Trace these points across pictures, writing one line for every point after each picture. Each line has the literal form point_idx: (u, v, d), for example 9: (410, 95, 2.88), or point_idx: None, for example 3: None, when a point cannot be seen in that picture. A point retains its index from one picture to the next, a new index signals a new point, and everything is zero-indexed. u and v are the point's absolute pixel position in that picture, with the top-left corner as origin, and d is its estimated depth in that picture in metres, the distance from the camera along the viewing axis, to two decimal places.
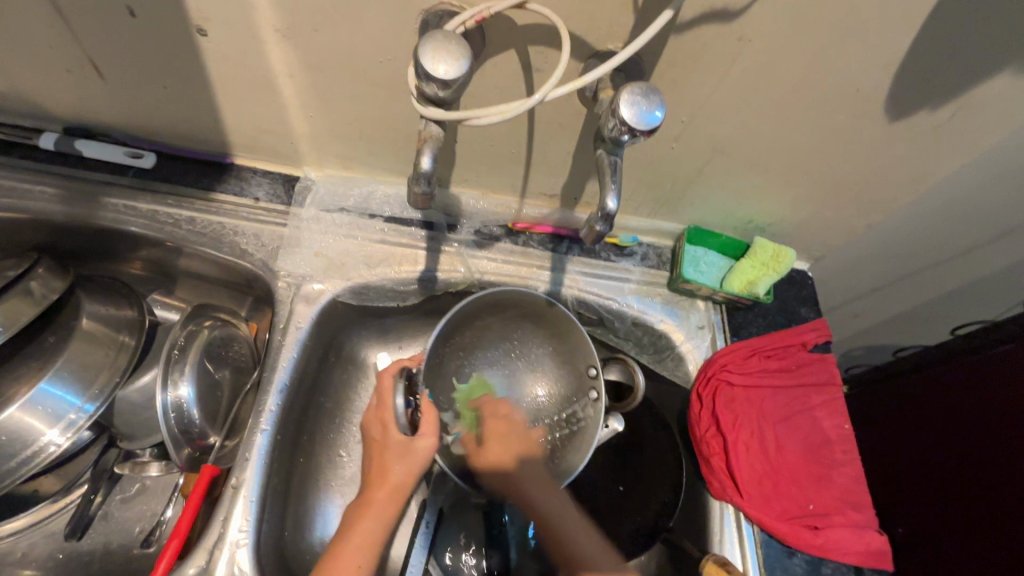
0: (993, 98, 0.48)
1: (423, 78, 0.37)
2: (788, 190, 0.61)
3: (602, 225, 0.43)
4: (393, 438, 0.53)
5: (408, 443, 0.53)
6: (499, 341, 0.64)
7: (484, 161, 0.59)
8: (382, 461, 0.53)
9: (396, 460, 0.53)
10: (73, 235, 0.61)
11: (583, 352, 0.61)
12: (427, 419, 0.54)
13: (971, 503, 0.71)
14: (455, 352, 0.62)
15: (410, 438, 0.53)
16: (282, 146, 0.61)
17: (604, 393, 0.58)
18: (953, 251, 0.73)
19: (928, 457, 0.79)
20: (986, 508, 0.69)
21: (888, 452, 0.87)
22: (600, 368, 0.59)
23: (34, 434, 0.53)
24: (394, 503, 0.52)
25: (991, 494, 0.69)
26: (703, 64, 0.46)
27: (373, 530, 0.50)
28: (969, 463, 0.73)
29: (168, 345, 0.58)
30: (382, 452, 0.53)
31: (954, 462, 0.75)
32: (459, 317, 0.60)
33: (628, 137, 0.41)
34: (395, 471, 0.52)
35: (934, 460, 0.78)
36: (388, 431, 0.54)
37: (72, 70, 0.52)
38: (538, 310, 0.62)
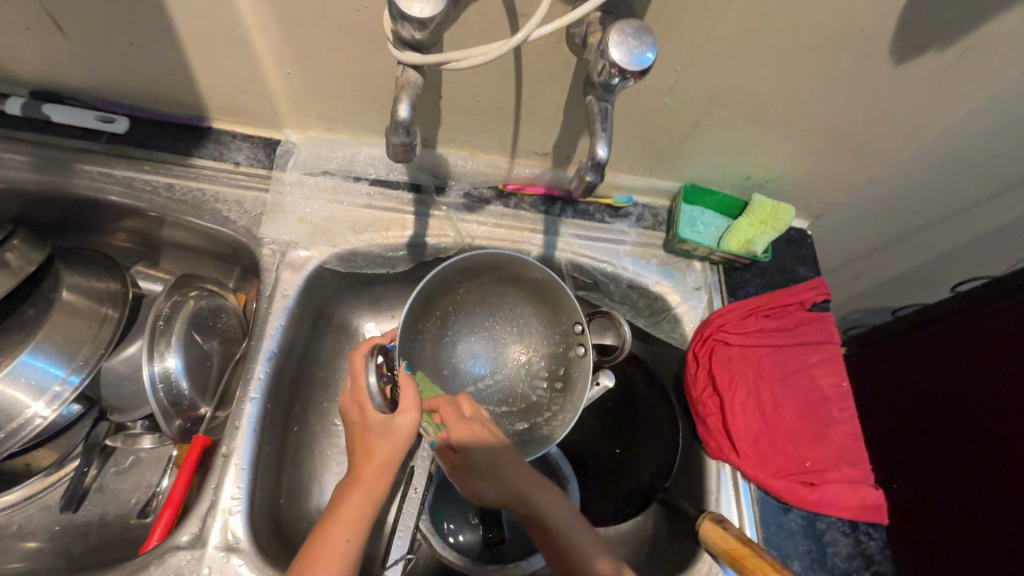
0: (1003, 36, 0.46)
1: (398, 19, 0.35)
2: (788, 143, 0.59)
3: (593, 174, 0.41)
4: (372, 419, 0.52)
5: (387, 423, 0.52)
6: (473, 311, 0.61)
7: (471, 118, 0.57)
8: (366, 440, 0.52)
9: (379, 440, 0.52)
10: (48, 205, 0.59)
11: (567, 309, 0.59)
12: (405, 396, 0.52)
13: (970, 457, 0.71)
14: (433, 327, 0.60)
15: (390, 417, 0.52)
16: (260, 107, 0.59)
17: (592, 348, 0.58)
18: (956, 205, 0.71)
19: (926, 415, 0.79)
20: (984, 461, 0.69)
21: (886, 411, 0.87)
22: (586, 324, 0.58)
23: (17, 408, 0.52)
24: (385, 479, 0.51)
25: (990, 447, 0.69)
26: (699, 3, 0.43)
27: (362, 504, 0.49)
28: (968, 418, 0.73)
29: (153, 316, 0.57)
30: (364, 433, 0.53)
31: (952, 418, 0.75)
32: (432, 286, 0.58)
33: (618, 81, 0.38)
34: (379, 449, 0.51)
35: (932, 417, 0.78)
36: (367, 412, 0.53)
37: (32, 27, 0.49)
38: (513, 273, 0.60)
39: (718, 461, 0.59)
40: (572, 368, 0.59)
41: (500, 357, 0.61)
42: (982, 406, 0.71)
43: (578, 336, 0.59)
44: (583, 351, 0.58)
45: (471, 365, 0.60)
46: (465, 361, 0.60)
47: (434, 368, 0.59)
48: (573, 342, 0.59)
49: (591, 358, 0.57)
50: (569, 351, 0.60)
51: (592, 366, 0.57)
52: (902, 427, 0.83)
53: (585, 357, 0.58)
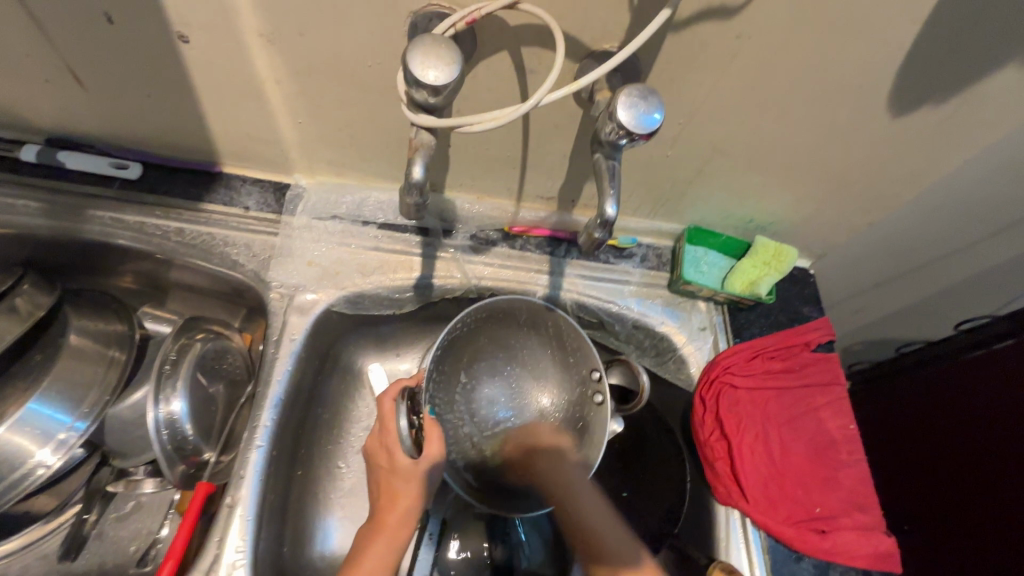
0: (996, 93, 0.47)
1: (412, 84, 0.36)
2: (789, 189, 0.60)
3: (601, 231, 0.42)
4: (400, 462, 0.52)
5: (416, 468, 0.51)
6: (495, 356, 0.63)
7: (478, 165, 0.58)
8: (390, 484, 0.52)
9: (405, 484, 0.51)
10: (58, 249, 0.60)
11: (586, 357, 0.60)
12: (432, 441, 0.52)
13: (984, 500, 0.71)
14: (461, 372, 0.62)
15: (416, 460, 0.52)
16: (271, 154, 0.60)
17: (610, 396, 0.57)
18: (956, 245, 0.72)
19: (935, 454, 0.79)
20: (997, 504, 0.69)
21: (897, 450, 0.86)
22: (604, 372, 0.58)
23: (23, 456, 0.52)
24: (406, 524, 0.50)
25: (1002, 491, 0.68)
26: (702, 62, 0.45)
27: (385, 556, 0.48)
28: (979, 459, 0.72)
29: (159, 360, 0.57)
30: (390, 476, 0.52)
31: (963, 459, 0.74)
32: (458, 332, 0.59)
33: (626, 141, 0.39)
34: (405, 494, 0.51)
35: (942, 457, 0.78)
36: (394, 456, 0.52)
37: (52, 80, 0.51)
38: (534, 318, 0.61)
39: (727, 507, 0.58)
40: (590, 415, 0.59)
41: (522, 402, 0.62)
42: (992, 447, 0.71)
43: (596, 384, 0.59)
44: (600, 399, 0.58)
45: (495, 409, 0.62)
46: (490, 405, 0.62)
47: (461, 412, 0.61)
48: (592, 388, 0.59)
49: (607, 407, 0.56)
50: (588, 398, 0.59)
51: (608, 416, 0.56)
52: (913, 467, 0.82)
53: (602, 406, 0.57)
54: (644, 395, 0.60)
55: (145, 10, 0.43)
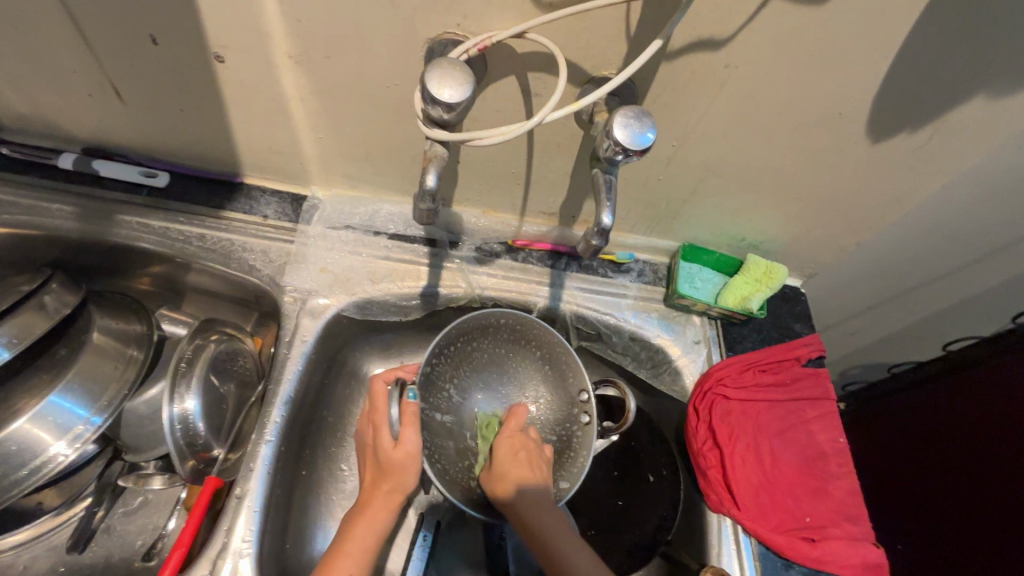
0: (966, 123, 0.51)
1: (429, 102, 0.40)
2: (779, 209, 0.63)
3: (598, 239, 0.45)
4: (382, 442, 0.54)
5: (394, 447, 0.54)
6: (488, 369, 0.65)
7: (485, 180, 0.62)
8: (376, 462, 0.54)
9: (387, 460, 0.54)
10: (86, 252, 0.63)
11: (573, 377, 0.63)
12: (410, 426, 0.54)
13: (986, 519, 0.71)
14: (446, 390, 0.62)
15: (394, 442, 0.54)
16: (292, 167, 0.64)
17: (595, 416, 0.61)
18: (943, 268, 0.75)
19: (936, 474, 0.80)
20: (997, 523, 0.69)
21: (896, 470, 0.88)
22: (591, 392, 0.62)
23: (41, 447, 0.54)
24: (388, 506, 0.53)
25: (1002, 510, 0.69)
26: (694, 89, 0.48)
27: (366, 536, 0.51)
28: (979, 478, 0.73)
29: (176, 359, 0.59)
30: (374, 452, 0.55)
31: (964, 479, 0.75)
32: (453, 341, 0.61)
33: (622, 157, 0.43)
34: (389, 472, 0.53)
35: (943, 476, 0.79)
36: (380, 433, 0.55)
37: (93, 94, 0.55)
38: (519, 334, 0.64)
39: (719, 514, 0.60)
40: (576, 433, 0.62)
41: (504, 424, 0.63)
42: (993, 466, 0.72)
43: (582, 404, 0.63)
44: (586, 419, 0.62)
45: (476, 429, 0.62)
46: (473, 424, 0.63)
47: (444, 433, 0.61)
48: (582, 411, 0.62)
49: (593, 426, 0.61)
50: (574, 418, 0.63)
51: (594, 436, 0.60)
52: (916, 487, 0.83)
53: (588, 426, 0.61)
54: (631, 417, 0.62)
55: (186, 31, 0.47)
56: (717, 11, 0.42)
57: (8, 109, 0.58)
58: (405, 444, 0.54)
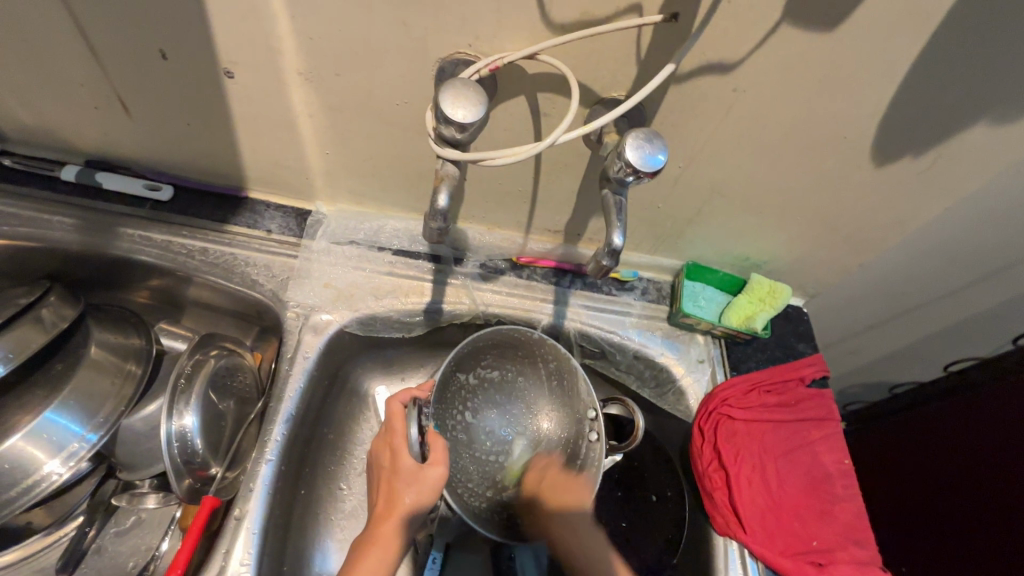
0: (970, 148, 0.51)
1: (442, 121, 0.40)
2: (783, 230, 0.64)
3: (608, 259, 0.45)
4: (403, 465, 0.53)
5: (417, 470, 0.53)
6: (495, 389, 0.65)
7: (491, 198, 0.62)
8: (391, 489, 0.52)
9: (406, 486, 0.52)
10: (86, 265, 0.62)
11: (581, 395, 0.63)
12: (436, 449, 0.54)
13: (995, 544, 0.71)
14: (458, 412, 0.63)
15: (419, 465, 0.53)
16: (297, 181, 0.63)
17: (604, 435, 0.61)
18: (943, 290, 0.76)
19: (944, 497, 0.80)
20: (1005, 547, 0.69)
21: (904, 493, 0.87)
22: (599, 410, 0.61)
23: (34, 465, 0.53)
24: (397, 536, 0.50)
25: (1010, 533, 0.69)
26: (703, 111, 0.49)
27: (376, 570, 0.48)
28: (987, 502, 0.73)
29: (175, 374, 0.59)
30: (391, 477, 0.53)
31: (972, 501, 0.75)
32: (460, 362, 0.62)
33: (632, 178, 0.43)
34: (406, 499, 0.51)
35: (952, 499, 0.78)
36: (399, 455, 0.53)
37: (100, 107, 0.55)
38: (528, 350, 0.64)
39: (726, 537, 0.59)
40: (584, 452, 0.62)
41: (513, 447, 0.64)
42: (1000, 490, 0.72)
43: (591, 422, 0.62)
44: (596, 438, 0.61)
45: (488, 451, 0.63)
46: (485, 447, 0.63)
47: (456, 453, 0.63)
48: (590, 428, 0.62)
49: (603, 445, 0.60)
50: (583, 436, 0.63)
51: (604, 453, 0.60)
52: (925, 510, 0.83)
53: (597, 444, 0.61)
54: (639, 436, 0.61)
55: (197, 47, 0.47)
56: (727, 36, 0.42)
57: (12, 120, 0.58)
58: (426, 473, 0.53)
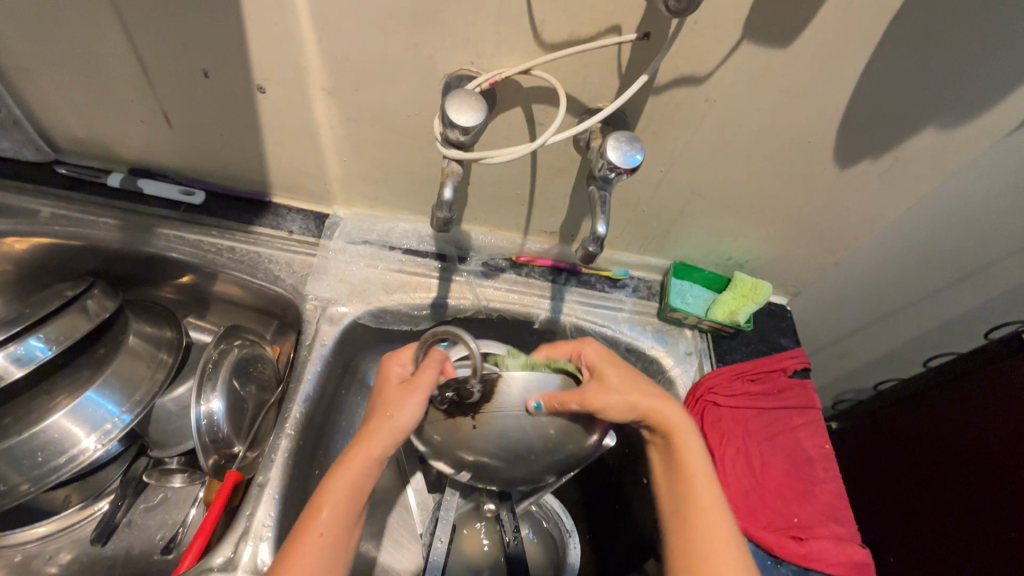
0: (922, 151, 0.57)
1: (447, 126, 0.46)
2: (761, 229, 0.69)
3: (593, 246, 0.51)
4: (391, 387, 0.53)
5: (401, 393, 0.52)
6: None
7: (492, 202, 0.68)
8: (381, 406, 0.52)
9: (386, 411, 0.52)
10: (125, 262, 0.69)
11: None
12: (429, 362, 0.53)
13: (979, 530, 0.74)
14: None
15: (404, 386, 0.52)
16: (316, 187, 0.70)
17: None
18: (919, 289, 0.80)
19: (933, 490, 0.82)
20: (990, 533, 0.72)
21: (898, 488, 0.90)
22: None
23: (72, 440, 0.58)
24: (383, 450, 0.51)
25: (995, 518, 0.72)
26: (679, 119, 0.55)
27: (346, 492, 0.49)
28: (973, 491, 0.76)
29: (203, 360, 0.64)
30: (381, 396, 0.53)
31: (959, 492, 0.78)
32: None
33: (613, 175, 0.49)
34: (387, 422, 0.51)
35: (940, 491, 0.81)
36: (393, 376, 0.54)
37: (146, 120, 0.62)
38: None
39: None
40: None
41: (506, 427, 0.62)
42: (983, 479, 0.75)
43: None
44: None
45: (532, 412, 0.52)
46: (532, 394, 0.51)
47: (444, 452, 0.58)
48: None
49: None
50: None
51: None
52: (915, 504, 0.85)
53: None
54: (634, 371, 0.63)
55: (235, 66, 0.54)
56: (696, 52, 0.49)
57: (67, 131, 0.65)
58: (407, 392, 0.51)
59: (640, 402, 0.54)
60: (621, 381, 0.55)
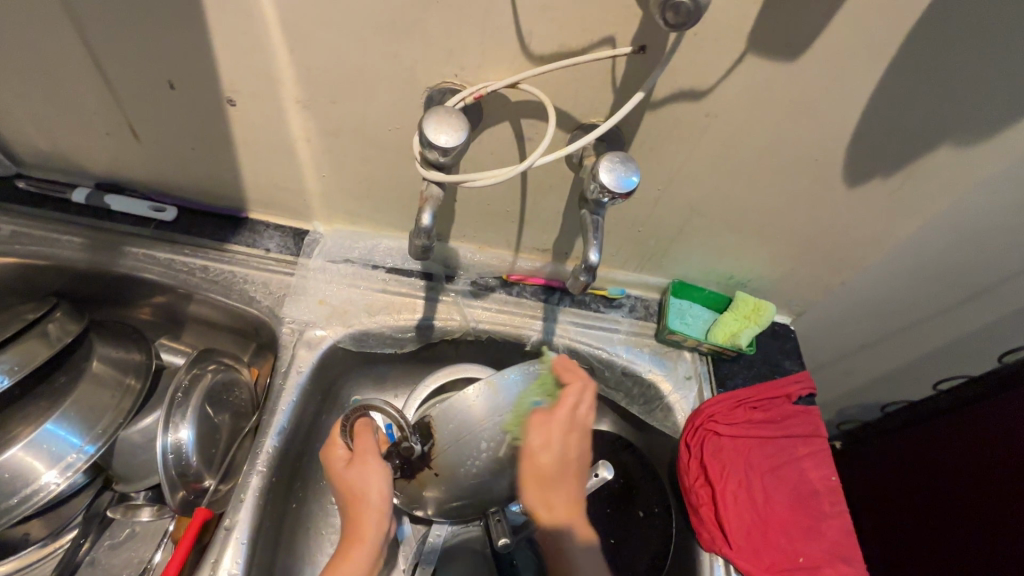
0: (936, 170, 0.53)
1: (426, 146, 0.43)
2: (764, 249, 0.65)
3: (585, 275, 0.48)
4: (338, 466, 0.51)
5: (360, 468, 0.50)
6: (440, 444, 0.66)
7: (481, 218, 0.64)
8: (347, 483, 0.50)
9: (357, 490, 0.50)
10: (92, 282, 0.65)
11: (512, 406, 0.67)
12: (362, 438, 0.52)
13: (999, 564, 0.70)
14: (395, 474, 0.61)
15: (350, 463, 0.51)
16: (295, 202, 0.66)
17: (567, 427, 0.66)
18: (929, 308, 0.76)
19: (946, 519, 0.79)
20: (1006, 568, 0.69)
21: (909, 513, 0.87)
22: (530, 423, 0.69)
23: (34, 474, 0.55)
24: (380, 517, 0.50)
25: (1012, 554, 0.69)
26: (678, 135, 0.51)
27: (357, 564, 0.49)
28: (993, 522, 0.72)
29: (172, 388, 0.60)
30: (342, 473, 0.51)
31: (976, 524, 0.74)
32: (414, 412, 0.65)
33: (607, 199, 0.45)
34: (366, 495, 0.50)
35: (955, 519, 0.78)
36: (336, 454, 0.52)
37: (111, 133, 0.58)
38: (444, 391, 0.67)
39: (711, 553, 0.60)
40: None
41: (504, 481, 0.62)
42: (1003, 509, 0.71)
43: None
44: None
45: (488, 432, 0.50)
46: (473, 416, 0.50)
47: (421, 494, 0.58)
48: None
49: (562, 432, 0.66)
50: None
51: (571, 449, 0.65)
52: (929, 532, 0.82)
53: None
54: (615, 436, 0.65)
55: (202, 78, 0.51)
56: (695, 66, 0.45)
57: (29, 145, 0.62)
58: (360, 464, 0.50)
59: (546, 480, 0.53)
60: (565, 440, 0.53)
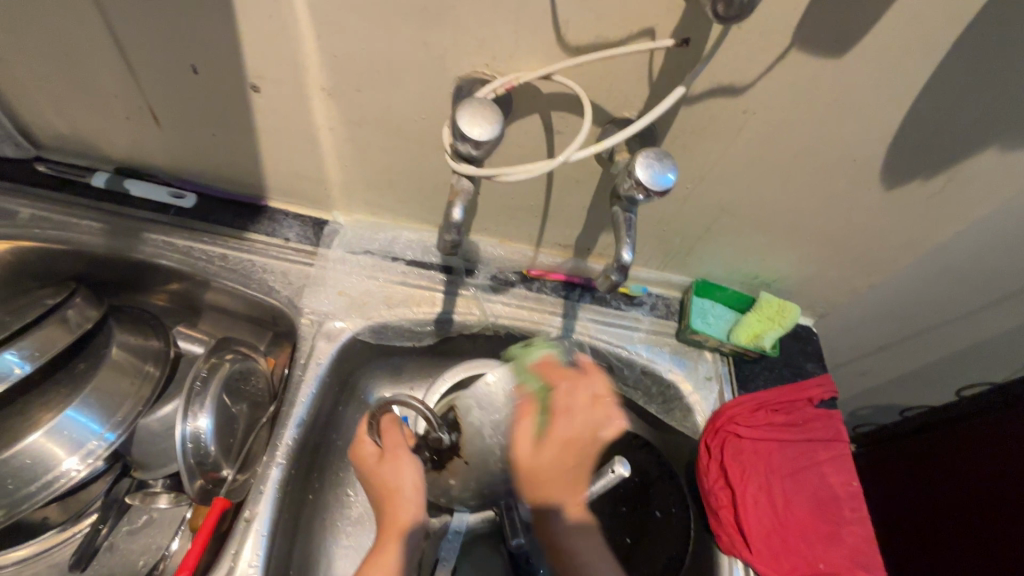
0: (979, 173, 0.51)
1: (458, 138, 0.41)
2: (792, 250, 0.64)
3: (617, 275, 0.47)
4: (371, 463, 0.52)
5: (393, 463, 0.51)
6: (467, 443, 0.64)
7: (505, 212, 0.63)
8: (380, 478, 0.51)
9: (390, 483, 0.51)
10: (110, 268, 0.64)
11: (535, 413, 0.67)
12: (390, 434, 0.53)
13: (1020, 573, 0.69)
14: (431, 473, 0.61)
15: (381, 457, 0.52)
16: (315, 191, 0.65)
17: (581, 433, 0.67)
18: (957, 313, 0.75)
19: (966, 526, 0.78)
20: None
21: (925, 517, 0.86)
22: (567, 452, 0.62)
23: (54, 461, 0.54)
24: (414, 512, 0.51)
25: None
26: (713, 132, 0.50)
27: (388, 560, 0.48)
28: (1013, 529, 0.72)
29: (191, 377, 0.60)
30: (376, 469, 0.52)
31: (999, 533, 0.73)
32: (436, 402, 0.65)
33: (642, 197, 0.44)
34: (404, 483, 0.51)
35: (975, 525, 0.77)
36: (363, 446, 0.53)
37: (132, 117, 0.57)
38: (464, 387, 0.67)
39: (730, 556, 0.59)
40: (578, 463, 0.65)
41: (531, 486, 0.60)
42: None
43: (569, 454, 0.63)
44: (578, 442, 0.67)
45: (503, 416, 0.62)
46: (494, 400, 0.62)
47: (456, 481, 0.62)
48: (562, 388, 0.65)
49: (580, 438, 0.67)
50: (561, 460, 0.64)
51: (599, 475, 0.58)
52: (947, 537, 0.81)
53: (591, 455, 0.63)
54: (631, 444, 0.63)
55: (227, 63, 0.49)
56: (737, 59, 0.44)
57: (50, 128, 0.61)
58: (394, 457, 0.52)
59: (541, 477, 0.55)
60: (564, 432, 0.55)
